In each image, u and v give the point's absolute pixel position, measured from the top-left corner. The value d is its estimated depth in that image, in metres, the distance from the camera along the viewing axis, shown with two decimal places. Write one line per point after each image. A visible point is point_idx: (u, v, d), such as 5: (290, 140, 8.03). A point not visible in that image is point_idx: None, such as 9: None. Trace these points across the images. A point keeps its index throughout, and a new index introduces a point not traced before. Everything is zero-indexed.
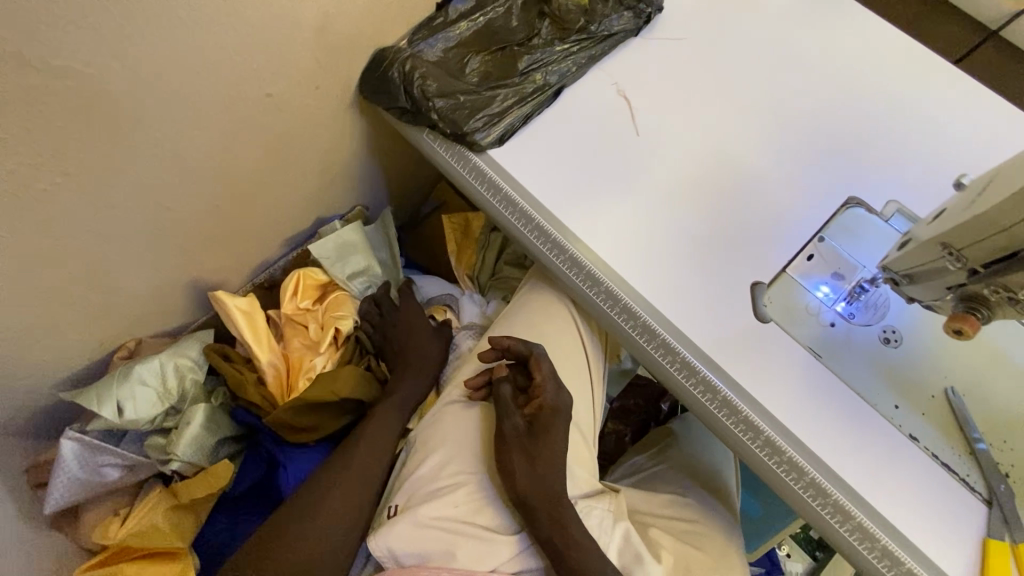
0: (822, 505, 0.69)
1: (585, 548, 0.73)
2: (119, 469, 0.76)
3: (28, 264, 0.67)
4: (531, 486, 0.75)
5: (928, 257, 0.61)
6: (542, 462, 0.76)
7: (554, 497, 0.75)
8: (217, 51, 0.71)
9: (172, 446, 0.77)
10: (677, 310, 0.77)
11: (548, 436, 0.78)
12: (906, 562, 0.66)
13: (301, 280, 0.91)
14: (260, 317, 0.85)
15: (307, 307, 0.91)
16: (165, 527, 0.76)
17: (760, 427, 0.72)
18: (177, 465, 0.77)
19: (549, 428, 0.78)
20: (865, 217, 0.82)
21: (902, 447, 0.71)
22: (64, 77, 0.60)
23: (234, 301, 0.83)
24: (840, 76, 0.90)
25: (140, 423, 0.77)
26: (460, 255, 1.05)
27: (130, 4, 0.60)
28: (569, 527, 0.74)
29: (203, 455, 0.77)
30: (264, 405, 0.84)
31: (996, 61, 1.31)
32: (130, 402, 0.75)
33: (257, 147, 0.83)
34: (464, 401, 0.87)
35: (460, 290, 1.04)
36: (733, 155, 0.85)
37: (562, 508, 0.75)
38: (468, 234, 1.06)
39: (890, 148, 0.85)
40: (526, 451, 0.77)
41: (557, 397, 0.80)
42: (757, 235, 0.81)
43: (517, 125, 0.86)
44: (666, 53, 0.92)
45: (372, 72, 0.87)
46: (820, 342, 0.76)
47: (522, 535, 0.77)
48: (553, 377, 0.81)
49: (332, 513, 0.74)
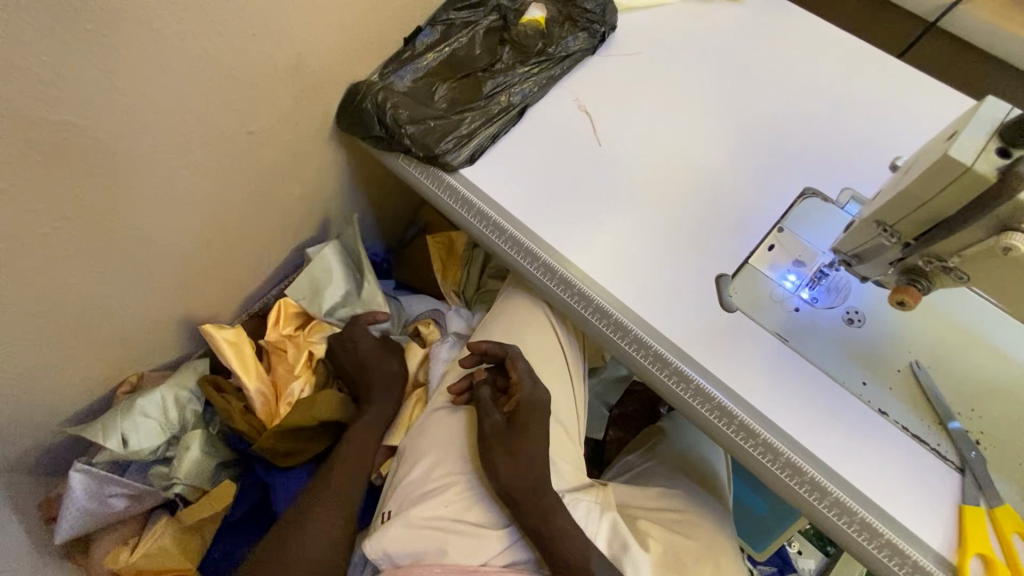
0: (799, 483, 0.70)
1: (579, 540, 0.70)
2: (125, 498, 0.85)
3: (34, 305, 0.72)
4: (519, 480, 0.72)
5: (867, 237, 0.61)
6: (529, 459, 0.74)
7: (541, 491, 0.72)
8: (203, 95, 0.75)
9: (175, 471, 0.87)
10: (647, 305, 0.79)
11: (533, 433, 0.76)
12: (884, 534, 0.66)
13: (283, 310, 0.96)
14: (247, 347, 0.92)
15: (290, 333, 0.96)
16: (174, 548, 0.86)
17: (734, 412, 0.73)
18: (180, 488, 0.87)
19: (534, 425, 0.76)
20: (821, 206, 0.84)
21: (870, 422, 0.72)
22: (62, 129, 0.64)
23: (222, 334, 0.91)
24: (789, 85, 0.94)
25: (144, 452, 0.86)
26: (446, 272, 1.11)
27: (116, 58, 0.64)
28: (559, 516, 0.71)
29: (203, 478, 0.88)
30: (251, 430, 0.91)
31: (943, 52, 1.29)
32: (135, 433, 0.84)
33: (243, 183, 0.88)
34: (450, 406, 0.86)
35: (448, 306, 1.09)
36: (693, 164, 0.88)
37: (548, 499, 0.72)
38: (452, 252, 1.12)
39: (840, 146, 0.89)
40: (512, 449, 0.74)
41: (534, 394, 0.79)
42: (719, 234, 0.83)
43: (487, 144, 0.89)
44: (622, 70, 0.95)
45: (347, 105, 0.92)
46: (786, 327, 0.77)
47: (512, 528, 0.75)
48: (530, 374, 0.81)
49: (321, 535, 0.76)
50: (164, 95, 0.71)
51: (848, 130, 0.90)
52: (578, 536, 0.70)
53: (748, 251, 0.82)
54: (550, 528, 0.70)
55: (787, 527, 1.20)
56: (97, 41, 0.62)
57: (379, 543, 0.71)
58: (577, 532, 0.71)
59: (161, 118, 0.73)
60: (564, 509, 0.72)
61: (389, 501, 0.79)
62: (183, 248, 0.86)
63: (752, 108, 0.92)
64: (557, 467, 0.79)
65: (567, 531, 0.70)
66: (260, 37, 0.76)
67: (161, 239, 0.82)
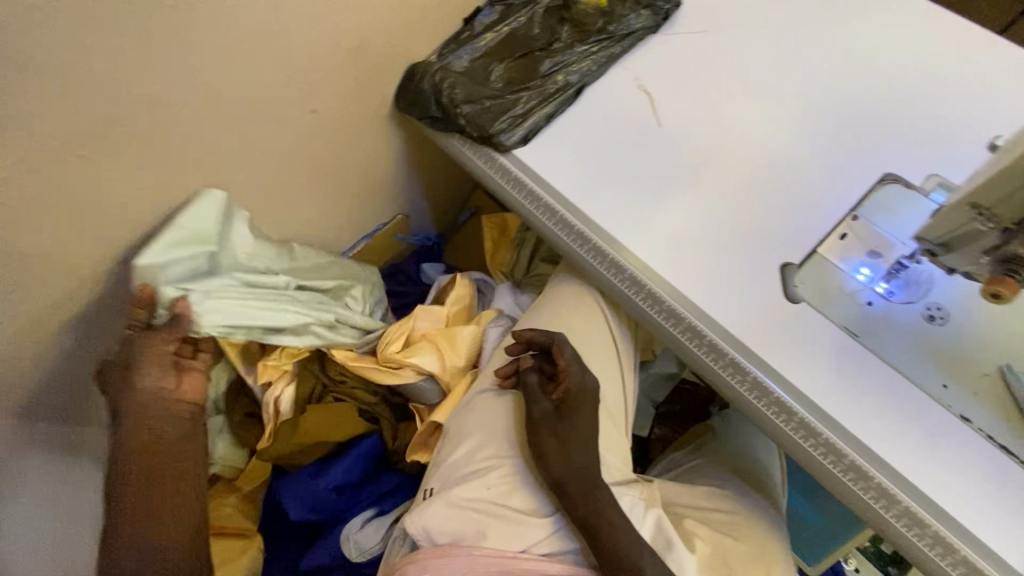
0: (864, 489, 0.65)
1: (629, 533, 0.69)
2: None
3: (113, 269, 0.78)
4: (571, 467, 0.71)
5: (961, 223, 0.56)
6: (580, 443, 0.73)
7: (588, 480, 0.70)
8: (267, 72, 0.78)
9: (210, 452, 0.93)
10: (703, 294, 0.75)
11: (582, 421, 0.75)
12: (961, 550, 0.61)
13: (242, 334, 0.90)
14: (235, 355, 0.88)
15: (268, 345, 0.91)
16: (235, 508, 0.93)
17: (794, 409, 0.68)
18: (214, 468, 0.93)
19: (583, 414, 0.75)
20: (903, 193, 0.78)
21: (950, 428, 0.66)
22: (141, 102, 0.68)
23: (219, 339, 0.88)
24: (871, 63, 0.87)
25: None
26: (496, 253, 1.12)
27: (192, 36, 0.68)
28: (609, 504, 0.70)
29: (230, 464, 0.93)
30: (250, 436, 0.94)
31: None
32: None
33: (303, 160, 0.91)
34: (495, 390, 0.86)
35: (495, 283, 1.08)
36: (758, 148, 0.83)
37: (595, 487, 0.70)
38: (505, 233, 1.13)
39: (927, 129, 0.81)
40: (563, 436, 0.73)
41: (582, 379, 0.78)
42: (785, 222, 0.78)
43: (541, 125, 0.88)
44: (687, 49, 0.91)
45: (405, 86, 0.93)
46: (856, 322, 0.72)
47: (557, 516, 0.74)
48: (578, 360, 0.79)
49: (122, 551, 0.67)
50: (233, 71, 0.74)
51: (937, 112, 0.83)
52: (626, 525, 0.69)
53: (817, 241, 0.76)
54: (603, 516, 0.69)
55: (846, 540, 1.12)
56: (173, 16, 0.65)
57: (423, 518, 0.72)
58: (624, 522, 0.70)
59: (230, 94, 0.76)
60: (607, 500, 0.70)
61: (433, 478, 0.80)
62: (246, 222, 0.90)
63: (827, 88, 0.86)
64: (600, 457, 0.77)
65: (617, 523, 0.69)
66: (323, 16, 0.78)
67: (226, 213, 0.86)
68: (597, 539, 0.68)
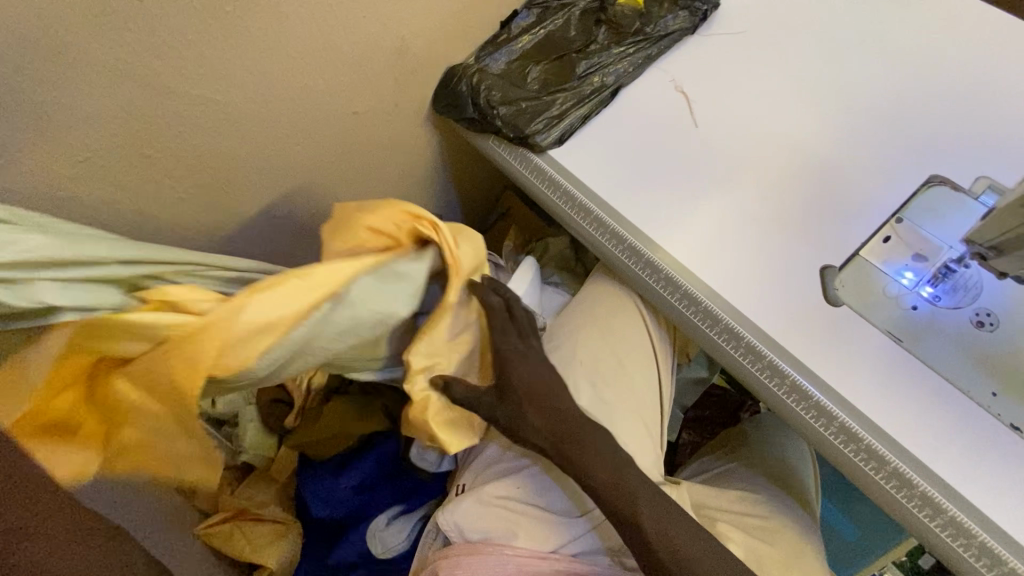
0: (907, 497, 0.64)
1: (632, 482, 0.67)
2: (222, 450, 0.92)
3: None
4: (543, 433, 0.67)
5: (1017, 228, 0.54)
6: (541, 404, 0.67)
7: (594, 465, 0.67)
8: (315, 74, 0.81)
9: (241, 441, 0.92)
10: (741, 296, 0.75)
11: (526, 370, 0.66)
12: (1008, 562, 0.59)
13: None
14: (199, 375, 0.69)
15: None
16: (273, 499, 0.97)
17: (834, 413, 0.67)
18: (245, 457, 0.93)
19: (529, 358, 0.67)
20: (950, 195, 0.76)
21: (998, 437, 0.64)
22: (199, 103, 0.72)
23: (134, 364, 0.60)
24: (915, 62, 0.85)
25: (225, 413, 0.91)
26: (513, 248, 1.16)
27: (247, 40, 0.71)
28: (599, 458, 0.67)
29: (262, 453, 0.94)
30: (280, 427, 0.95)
31: None
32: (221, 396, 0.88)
33: (345, 160, 0.94)
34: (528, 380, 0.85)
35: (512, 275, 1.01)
36: (798, 149, 0.82)
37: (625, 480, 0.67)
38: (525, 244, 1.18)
39: (974, 129, 0.79)
40: (516, 402, 0.67)
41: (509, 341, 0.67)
42: (825, 223, 0.77)
43: (577, 125, 0.88)
44: (724, 50, 0.91)
45: (443, 88, 0.95)
46: (900, 326, 0.70)
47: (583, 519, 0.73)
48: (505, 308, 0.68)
49: None
50: (284, 74, 0.77)
51: (985, 112, 0.81)
52: (630, 470, 0.68)
53: (859, 243, 0.75)
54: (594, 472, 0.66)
55: (885, 552, 1.09)
56: (232, 21, 0.69)
57: (455, 514, 0.73)
58: (626, 468, 0.68)
59: (279, 95, 0.79)
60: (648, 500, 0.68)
61: (466, 474, 0.81)
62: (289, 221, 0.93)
63: (869, 88, 0.85)
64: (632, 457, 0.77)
65: (612, 478, 0.67)
66: (369, 20, 0.81)
67: (271, 211, 0.89)
68: (596, 490, 0.66)
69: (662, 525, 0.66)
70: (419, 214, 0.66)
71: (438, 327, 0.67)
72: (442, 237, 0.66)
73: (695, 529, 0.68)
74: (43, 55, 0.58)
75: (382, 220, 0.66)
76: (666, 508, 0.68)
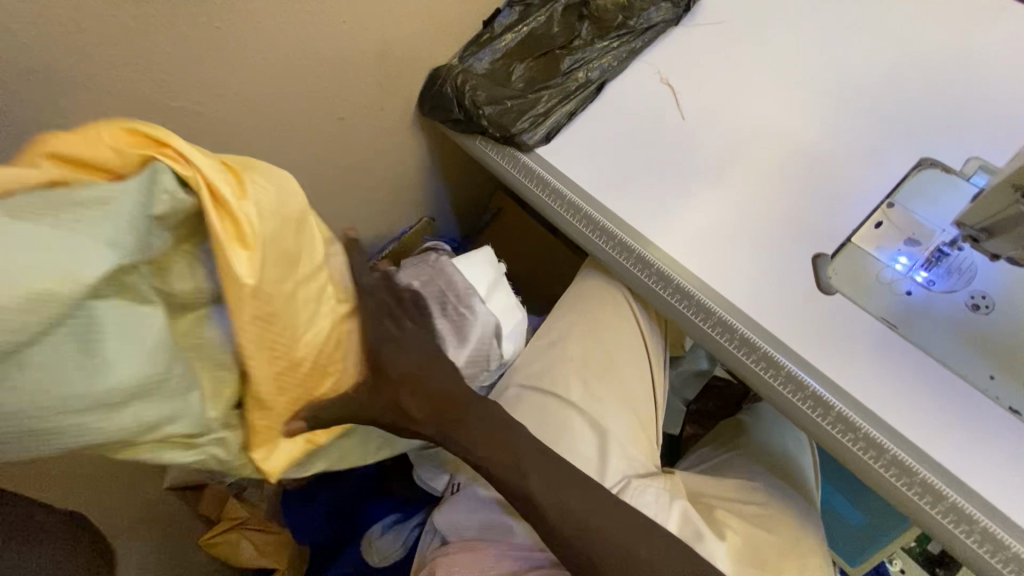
0: (907, 484, 0.63)
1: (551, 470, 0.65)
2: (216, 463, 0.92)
3: None
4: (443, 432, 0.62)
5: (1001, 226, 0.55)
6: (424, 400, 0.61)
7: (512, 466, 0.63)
8: (297, 82, 0.80)
9: None
10: (732, 287, 0.74)
11: (405, 355, 0.60)
12: (1012, 546, 0.58)
13: None
14: None
15: None
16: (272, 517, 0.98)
17: (831, 402, 0.66)
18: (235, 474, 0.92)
19: (406, 344, 0.61)
20: (942, 177, 0.75)
21: (996, 419, 0.64)
22: (182, 116, 0.72)
23: None
24: (902, 45, 0.84)
25: None
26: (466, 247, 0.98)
27: (227, 51, 0.71)
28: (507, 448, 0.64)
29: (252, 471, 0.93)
30: None
31: None
32: None
33: (332, 167, 0.93)
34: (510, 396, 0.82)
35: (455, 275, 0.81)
36: (787, 137, 0.81)
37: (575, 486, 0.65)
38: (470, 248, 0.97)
39: (963, 110, 0.79)
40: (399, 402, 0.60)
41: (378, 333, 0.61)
42: (815, 210, 0.76)
43: (563, 122, 0.88)
44: (709, 40, 0.90)
45: (428, 90, 0.95)
46: (895, 312, 0.69)
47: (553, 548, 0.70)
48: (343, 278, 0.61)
49: None
50: (265, 83, 0.77)
51: (973, 91, 0.80)
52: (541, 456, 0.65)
53: (851, 230, 0.74)
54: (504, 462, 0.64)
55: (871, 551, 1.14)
56: (209, 33, 0.68)
57: (455, 515, 0.74)
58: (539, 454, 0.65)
59: (262, 105, 0.79)
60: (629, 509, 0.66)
61: (461, 471, 0.81)
62: None
63: (856, 72, 0.84)
64: (628, 453, 0.77)
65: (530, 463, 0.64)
66: (349, 26, 0.81)
67: None
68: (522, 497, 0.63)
69: (590, 511, 0.64)
70: (162, 137, 0.46)
71: (302, 313, 0.55)
72: (203, 171, 0.46)
73: (658, 534, 0.64)
74: (21, 76, 0.58)
75: (87, 142, 0.45)
76: (626, 514, 0.65)
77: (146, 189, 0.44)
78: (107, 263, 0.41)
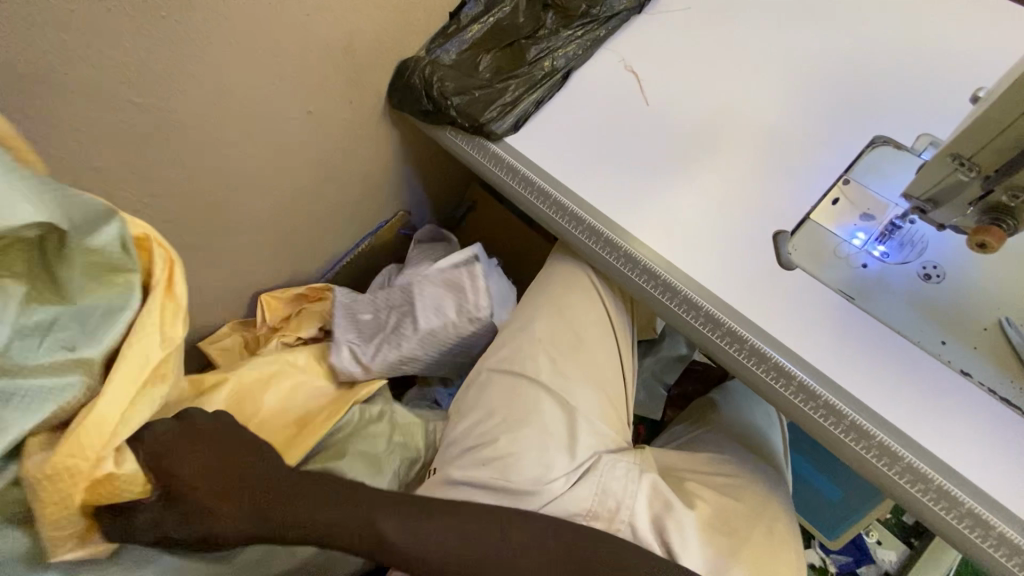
0: (866, 448, 0.65)
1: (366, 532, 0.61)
2: None
3: None
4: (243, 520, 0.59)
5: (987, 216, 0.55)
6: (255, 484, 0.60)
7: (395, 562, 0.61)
8: (263, 77, 0.80)
9: None
10: (697, 266, 0.76)
11: (192, 463, 0.59)
12: (965, 502, 0.61)
13: None
14: None
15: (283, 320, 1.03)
16: None
17: (792, 372, 0.69)
18: None
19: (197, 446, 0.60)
20: (893, 154, 0.78)
21: (949, 382, 0.67)
22: (147, 112, 0.72)
23: None
24: (855, 29, 0.87)
25: None
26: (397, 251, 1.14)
27: (191, 46, 0.71)
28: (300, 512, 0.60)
29: None
30: None
31: None
32: None
33: (302, 162, 0.94)
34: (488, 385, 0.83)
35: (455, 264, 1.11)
36: (747, 120, 0.84)
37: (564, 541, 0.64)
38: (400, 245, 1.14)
39: (913, 89, 0.82)
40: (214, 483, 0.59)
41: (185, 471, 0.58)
42: (775, 189, 0.79)
43: (531, 111, 0.89)
44: (671, 27, 0.92)
45: (397, 82, 0.95)
46: (852, 284, 0.72)
47: None
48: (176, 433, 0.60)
49: None
50: (230, 78, 0.77)
51: (923, 71, 0.83)
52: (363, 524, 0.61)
53: (808, 207, 0.77)
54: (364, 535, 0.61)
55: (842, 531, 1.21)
56: (170, 28, 0.68)
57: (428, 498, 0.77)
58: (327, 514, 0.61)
59: (227, 101, 0.79)
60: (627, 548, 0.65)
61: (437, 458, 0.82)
62: (251, 225, 0.94)
63: (812, 55, 0.86)
64: (599, 431, 0.79)
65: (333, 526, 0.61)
66: (314, 20, 0.81)
67: (233, 216, 0.90)
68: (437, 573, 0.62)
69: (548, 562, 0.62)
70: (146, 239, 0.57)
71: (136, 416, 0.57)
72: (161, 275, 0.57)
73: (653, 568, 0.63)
74: None
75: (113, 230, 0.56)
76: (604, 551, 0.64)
77: (92, 223, 0.49)
78: (42, 219, 0.46)
